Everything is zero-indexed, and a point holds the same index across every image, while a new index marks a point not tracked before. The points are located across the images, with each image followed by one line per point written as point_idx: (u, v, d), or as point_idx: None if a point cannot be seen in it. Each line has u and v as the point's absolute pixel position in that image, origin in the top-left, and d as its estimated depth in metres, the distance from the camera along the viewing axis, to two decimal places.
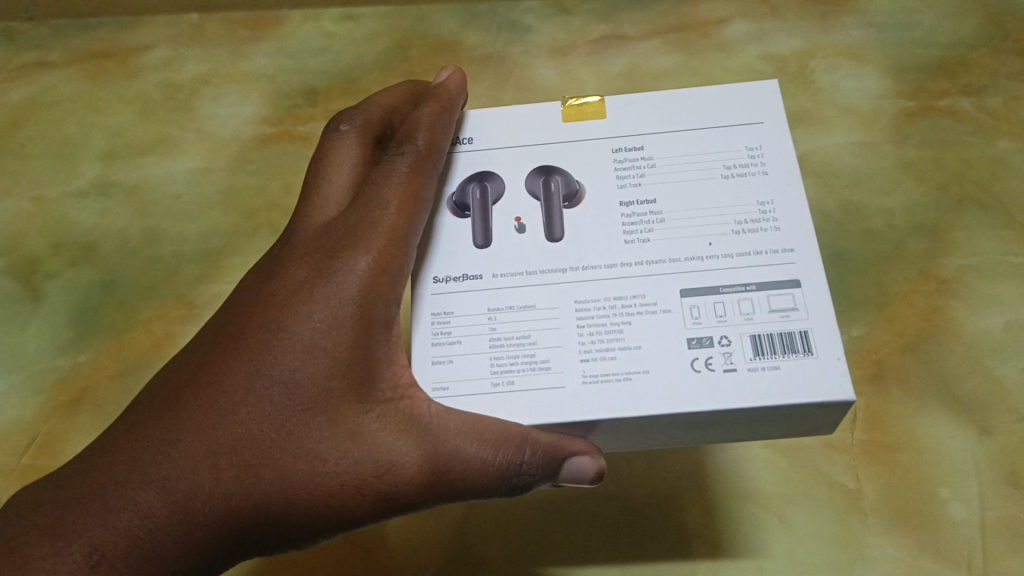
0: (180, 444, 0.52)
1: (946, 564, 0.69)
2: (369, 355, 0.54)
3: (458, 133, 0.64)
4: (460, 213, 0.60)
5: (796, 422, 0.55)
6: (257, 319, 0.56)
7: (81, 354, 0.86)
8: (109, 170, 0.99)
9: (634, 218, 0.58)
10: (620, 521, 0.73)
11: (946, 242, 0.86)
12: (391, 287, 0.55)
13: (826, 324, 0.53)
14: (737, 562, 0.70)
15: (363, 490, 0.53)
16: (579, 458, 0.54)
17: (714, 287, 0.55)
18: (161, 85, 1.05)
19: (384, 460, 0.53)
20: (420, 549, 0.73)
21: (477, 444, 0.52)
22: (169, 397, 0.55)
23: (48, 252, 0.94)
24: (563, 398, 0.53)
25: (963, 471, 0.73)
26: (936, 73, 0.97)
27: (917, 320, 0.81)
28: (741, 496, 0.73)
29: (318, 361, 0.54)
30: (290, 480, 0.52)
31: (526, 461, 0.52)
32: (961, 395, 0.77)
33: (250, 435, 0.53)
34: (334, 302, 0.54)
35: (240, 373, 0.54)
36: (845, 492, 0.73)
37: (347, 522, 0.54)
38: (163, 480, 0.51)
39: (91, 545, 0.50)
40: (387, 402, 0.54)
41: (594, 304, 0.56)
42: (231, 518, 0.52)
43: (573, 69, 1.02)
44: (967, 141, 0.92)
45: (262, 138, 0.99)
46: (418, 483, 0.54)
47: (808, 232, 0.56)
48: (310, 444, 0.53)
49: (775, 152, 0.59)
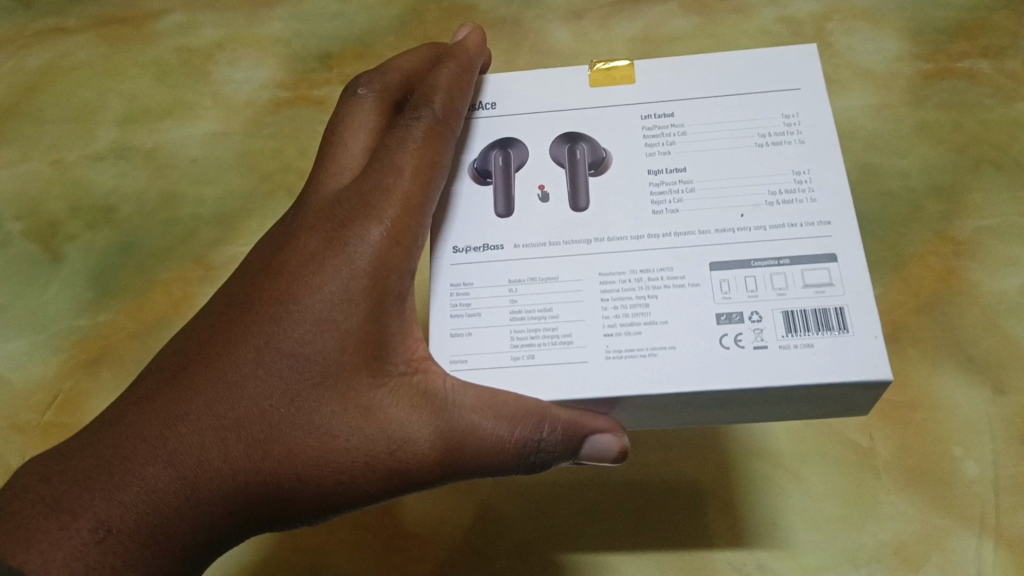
0: (187, 418, 0.53)
1: (959, 520, 0.70)
2: (382, 328, 0.55)
3: (478, 98, 0.64)
4: (480, 180, 0.60)
5: (826, 401, 0.55)
6: (268, 292, 0.56)
7: (101, 314, 0.87)
8: (126, 134, 1.00)
9: (663, 187, 0.58)
10: (632, 478, 0.73)
11: (962, 203, 0.86)
12: (405, 258, 0.56)
13: (862, 300, 0.53)
14: (750, 519, 0.71)
15: (373, 466, 0.54)
16: (602, 436, 0.55)
17: (744, 261, 0.55)
18: (176, 50, 1.05)
19: (396, 436, 0.54)
20: (446, 505, 0.73)
21: (494, 419, 0.53)
22: (177, 369, 0.55)
23: (67, 214, 0.95)
24: (588, 371, 0.53)
25: (977, 430, 0.73)
26: (955, 36, 0.96)
27: (933, 281, 0.81)
28: (755, 455, 0.73)
29: (329, 334, 0.54)
30: (299, 456, 0.53)
31: (545, 437, 0.53)
32: (977, 355, 0.77)
33: (259, 409, 0.53)
34: (347, 274, 0.54)
35: (250, 346, 0.55)
36: (859, 450, 0.73)
37: (357, 497, 0.55)
38: (171, 455, 0.52)
39: (97, 520, 0.50)
40: (400, 376, 0.55)
41: (619, 277, 0.56)
42: (239, 493, 0.53)
43: (587, 32, 1.02)
44: (985, 103, 0.92)
45: (277, 102, 1.00)
46: (430, 460, 0.54)
47: (843, 204, 0.55)
48: (320, 418, 0.53)
49: (812, 120, 0.58)
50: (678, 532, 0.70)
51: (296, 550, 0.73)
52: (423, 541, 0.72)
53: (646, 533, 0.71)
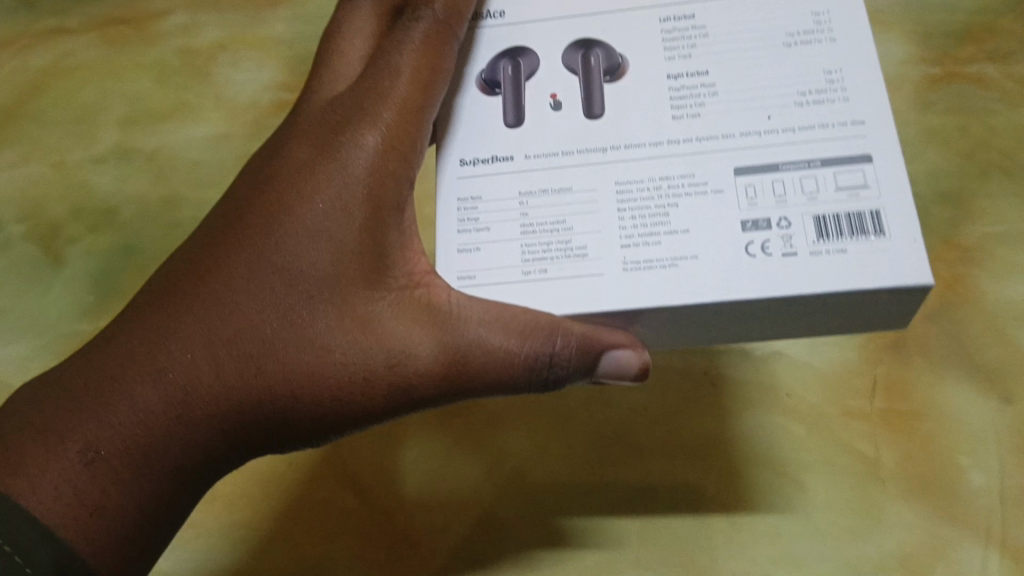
0: (178, 335, 0.55)
1: (965, 530, 0.69)
2: (376, 240, 0.56)
3: (483, 6, 0.62)
4: (490, 91, 0.59)
5: (857, 313, 0.54)
6: (262, 205, 0.58)
7: (103, 319, 0.87)
8: (128, 136, 0.99)
9: (684, 91, 0.56)
10: (635, 489, 0.72)
11: (969, 209, 0.85)
12: (401, 165, 0.58)
13: (900, 203, 0.52)
14: (755, 527, 0.70)
15: (372, 380, 0.56)
16: (620, 352, 0.53)
17: (771, 166, 0.53)
18: (179, 52, 1.05)
19: (392, 351, 0.55)
20: (444, 512, 0.73)
21: (502, 334, 0.52)
22: (172, 285, 0.58)
23: (69, 217, 0.94)
24: (607, 284, 0.53)
25: (983, 439, 0.73)
26: (961, 40, 0.96)
27: (938, 288, 0.80)
28: (758, 463, 0.73)
29: (323, 247, 0.56)
30: (292, 371, 0.55)
31: (557, 353, 0.52)
32: (983, 364, 0.76)
33: (251, 324, 0.56)
34: (339, 185, 0.57)
35: (243, 261, 0.57)
36: (864, 460, 0.72)
37: (356, 413, 0.57)
38: (162, 373, 0.55)
39: (86, 442, 0.54)
40: (398, 288, 0.56)
41: (636, 185, 0.54)
42: (232, 411, 0.56)
43: None
44: (992, 108, 0.91)
45: (281, 103, 0.99)
46: (431, 376, 0.55)
47: (874, 105, 0.54)
48: (315, 332, 0.55)
49: (844, 17, 0.56)
50: (681, 540, 0.70)
51: (293, 556, 0.73)
52: (421, 548, 0.72)
53: (649, 542, 0.70)
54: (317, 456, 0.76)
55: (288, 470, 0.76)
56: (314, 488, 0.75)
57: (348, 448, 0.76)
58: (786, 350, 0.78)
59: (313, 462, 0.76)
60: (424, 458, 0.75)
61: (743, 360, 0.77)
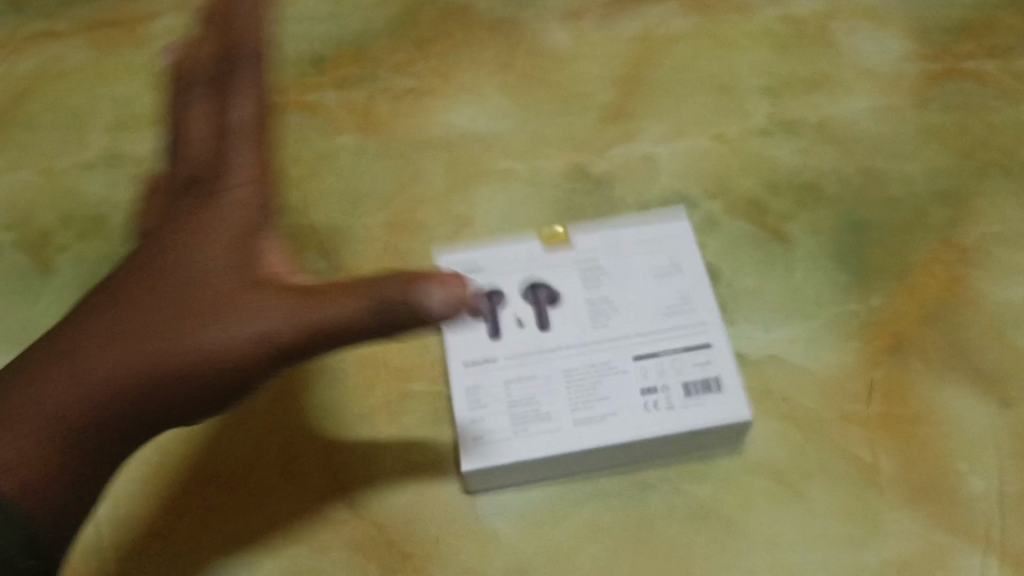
0: (96, 326, 0.64)
1: (963, 537, 0.68)
2: (238, 255, 0.65)
3: None
4: None
5: None
6: (178, 220, 0.68)
7: None
8: (117, 141, 0.98)
9: None
10: (631, 499, 0.71)
11: (967, 209, 0.84)
12: (261, 216, 0.67)
13: None
14: (751, 536, 0.69)
15: (264, 350, 0.62)
16: (442, 294, 0.54)
17: None
18: (169, 54, 1.04)
19: (266, 324, 0.61)
20: (437, 524, 0.71)
21: (346, 299, 0.58)
22: (111, 286, 0.67)
23: (58, 225, 0.93)
24: (554, 446, 0.68)
25: (982, 444, 0.72)
26: (961, 35, 0.95)
27: (937, 289, 0.79)
28: (755, 470, 0.72)
29: (216, 255, 0.65)
30: (199, 351, 0.62)
31: (435, 301, 0.54)
32: (982, 367, 0.75)
33: (151, 314, 0.64)
34: (228, 211, 0.67)
35: (153, 264, 0.66)
36: (861, 466, 0.71)
37: (236, 385, 0.63)
38: (80, 359, 0.63)
39: (41, 414, 0.62)
40: (262, 286, 0.63)
41: None
42: (143, 386, 0.63)
43: (585, 33, 1.00)
44: (991, 106, 0.90)
45: (271, 107, 0.98)
46: (319, 333, 0.59)
47: None
48: (213, 318, 0.62)
49: None
50: (676, 549, 0.69)
51: (283, 569, 0.70)
52: (415, 561, 0.70)
53: (644, 552, 0.69)
54: (308, 466, 0.74)
55: (278, 482, 0.73)
56: (304, 500, 0.73)
57: (340, 460, 0.74)
58: (782, 354, 0.77)
59: (303, 473, 0.74)
60: (416, 468, 0.73)
61: (739, 364, 0.76)
